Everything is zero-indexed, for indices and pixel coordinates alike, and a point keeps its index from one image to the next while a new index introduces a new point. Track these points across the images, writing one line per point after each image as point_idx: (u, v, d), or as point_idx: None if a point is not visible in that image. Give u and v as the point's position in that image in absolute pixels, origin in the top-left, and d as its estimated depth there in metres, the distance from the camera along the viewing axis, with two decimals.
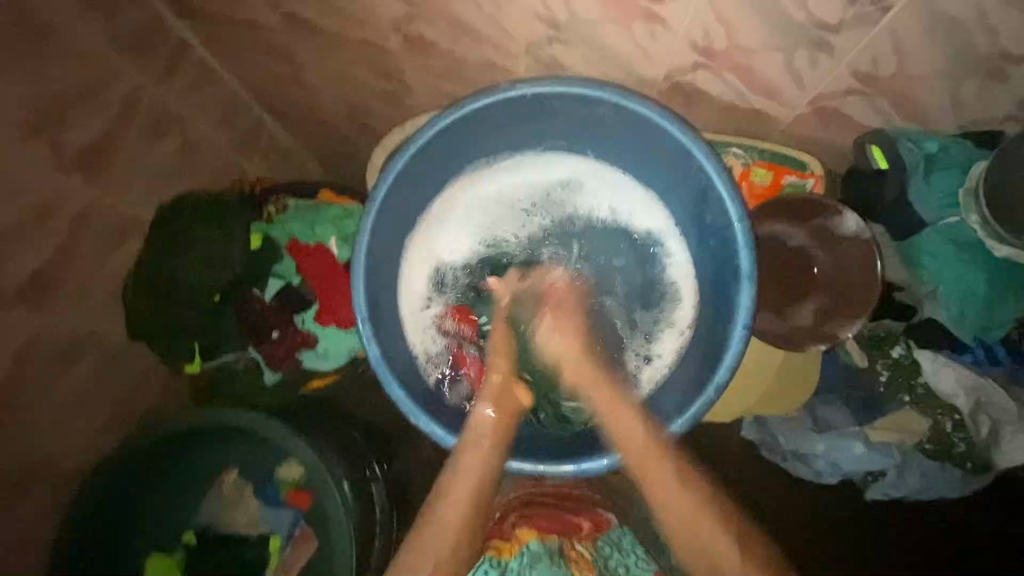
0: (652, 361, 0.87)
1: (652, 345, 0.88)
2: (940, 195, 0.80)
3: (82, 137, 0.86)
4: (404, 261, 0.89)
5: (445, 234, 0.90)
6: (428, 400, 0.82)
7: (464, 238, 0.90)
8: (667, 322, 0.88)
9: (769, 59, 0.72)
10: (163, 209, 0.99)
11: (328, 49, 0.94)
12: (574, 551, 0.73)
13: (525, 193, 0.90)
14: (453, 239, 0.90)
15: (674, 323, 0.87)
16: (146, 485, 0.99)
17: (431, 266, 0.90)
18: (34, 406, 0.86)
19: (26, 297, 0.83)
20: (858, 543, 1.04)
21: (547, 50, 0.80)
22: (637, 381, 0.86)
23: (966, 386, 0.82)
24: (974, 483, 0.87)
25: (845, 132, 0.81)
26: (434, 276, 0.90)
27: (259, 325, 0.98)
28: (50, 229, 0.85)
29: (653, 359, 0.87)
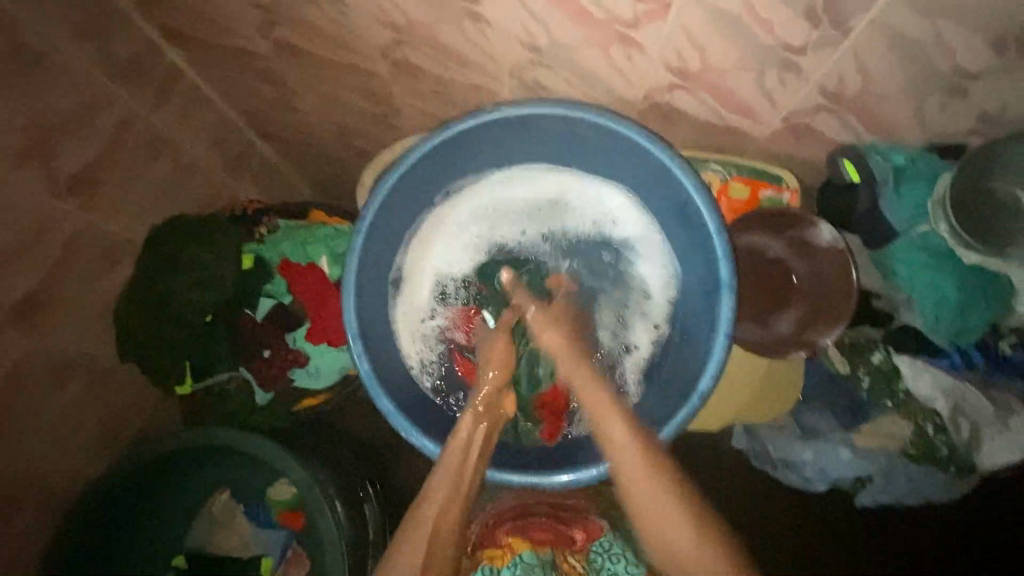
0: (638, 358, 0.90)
1: (640, 348, 0.90)
2: (909, 205, 0.82)
3: (74, 162, 0.87)
4: (404, 276, 0.90)
5: (443, 247, 0.92)
6: (419, 414, 0.83)
7: (461, 251, 0.93)
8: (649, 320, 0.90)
9: (741, 79, 0.75)
10: (155, 233, 1.01)
11: (318, 74, 0.97)
12: (566, 564, 0.76)
13: (519, 206, 0.92)
14: (452, 252, 0.93)
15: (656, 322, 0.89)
16: (134, 511, 0.97)
17: (431, 279, 0.92)
18: (23, 429, 0.86)
19: (16, 322, 0.83)
20: (850, 549, 1.05)
21: (530, 73, 0.83)
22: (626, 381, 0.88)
23: (944, 389, 0.85)
24: (958, 485, 0.89)
25: (816, 146, 0.84)
26: (435, 288, 0.92)
27: (251, 345, 0.99)
28: (43, 253, 0.86)
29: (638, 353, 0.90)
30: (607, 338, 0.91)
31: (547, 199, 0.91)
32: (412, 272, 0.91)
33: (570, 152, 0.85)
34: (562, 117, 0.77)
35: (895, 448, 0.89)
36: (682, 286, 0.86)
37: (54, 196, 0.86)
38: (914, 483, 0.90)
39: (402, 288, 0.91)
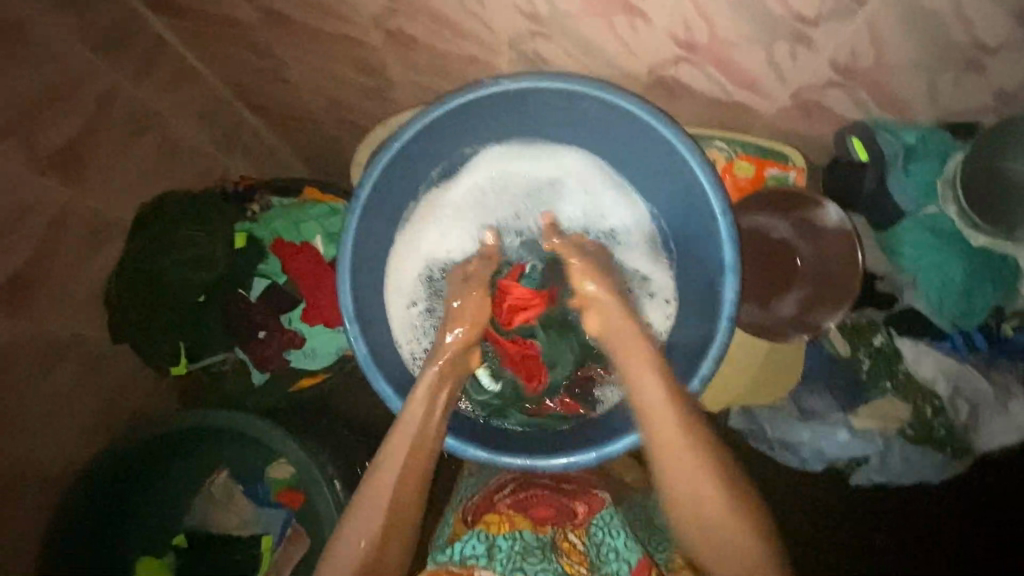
0: None
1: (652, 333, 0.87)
2: (919, 186, 0.81)
3: (58, 137, 0.85)
4: (393, 256, 0.88)
5: (432, 230, 0.90)
6: None
7: (452, 233, 0.91)
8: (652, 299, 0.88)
9: (750, 52, 0.72)
10: (144, 210, 0.98)
11: (309, 44, 0.93)
12: (566, 543, 0.71)
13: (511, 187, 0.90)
14: (442, 234, 0.91)
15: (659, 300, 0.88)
16: (134, 490, 0.98)
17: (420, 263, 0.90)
18: (15, 412, 0.85)
19: (5, 301, 0.81)
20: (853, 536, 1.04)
21: (530, 45, 0.80)
22: (628, 370, 0.87)
23: (945, 370, 0.86)
24: (955, 465, 0.90)
25: (825, 125, 0.81)
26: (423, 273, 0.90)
27: (245, 325, 0.97)
28: (28, 232, 0.83)
29: None
30: None
31: (550, 181, 0.89)
32: (404, 254, 0.89)
33: (571, 129, 0.83)
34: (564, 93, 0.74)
35: (894, 430, 0.89)
36: (683, 268, 0.84)
37: (37, 172, 0.83)
38: (910, 464, 0.91)
39: (399, 268, 0.89)
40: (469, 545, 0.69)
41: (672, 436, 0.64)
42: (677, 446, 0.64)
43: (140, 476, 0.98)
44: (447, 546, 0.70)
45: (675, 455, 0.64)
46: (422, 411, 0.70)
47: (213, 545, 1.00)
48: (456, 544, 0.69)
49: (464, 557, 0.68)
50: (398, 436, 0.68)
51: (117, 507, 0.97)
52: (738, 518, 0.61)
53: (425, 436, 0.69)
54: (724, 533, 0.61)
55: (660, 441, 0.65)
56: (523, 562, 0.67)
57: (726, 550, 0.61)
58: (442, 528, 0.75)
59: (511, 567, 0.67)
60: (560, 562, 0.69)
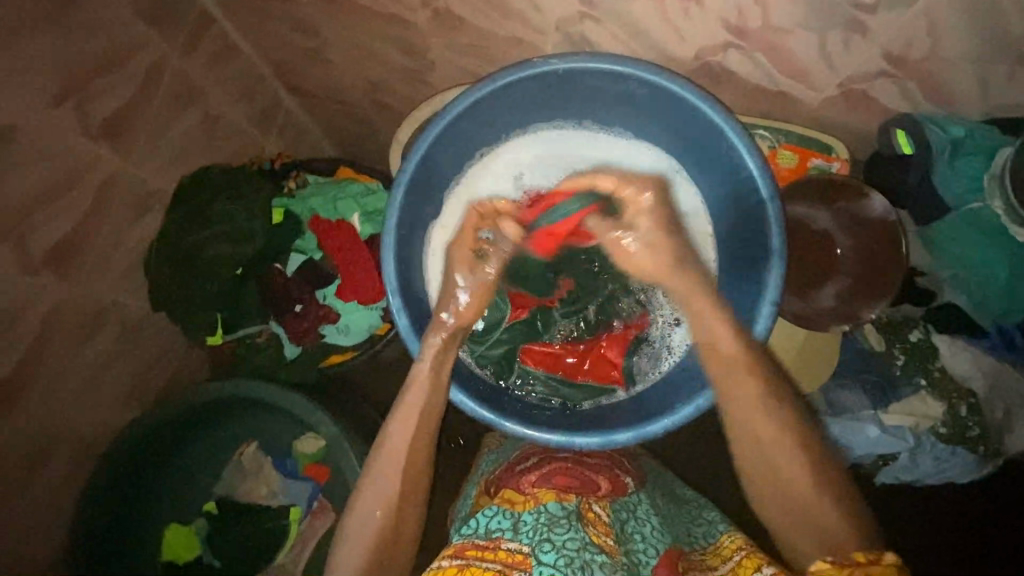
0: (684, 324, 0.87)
1: None
2: (965, 180, 0.80)
3: (107, 105, 0.86)
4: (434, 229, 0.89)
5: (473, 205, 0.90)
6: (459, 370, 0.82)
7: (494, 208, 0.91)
8: None
9: (801, 39, 0.72)
10: (186, 182, 1.00)
11: (354, 23, 0.93)
12: (591, 513, 0.68)
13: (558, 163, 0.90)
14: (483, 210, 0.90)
15: None
16: (168, 456, 1.01)
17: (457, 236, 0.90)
18: (57, 373, 0.87)
19: (51, 264, 0.83)
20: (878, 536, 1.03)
21: (577, 27, 0.80)
22: (668, 353, 0.87)
23: (983, 368, 0.85)
24: (986, 467, 0.89)
25: (870, 116, 0.81)
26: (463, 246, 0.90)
27: (281, 298, 0.98)
28: (75, 197, 0.85)
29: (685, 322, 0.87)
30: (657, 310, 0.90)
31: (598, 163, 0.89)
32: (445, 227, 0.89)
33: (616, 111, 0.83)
34: (618, 75, 0.75)
35: (926, 427, 0.87)
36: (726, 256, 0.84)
37: (87, 138, 0.84)
38: (941, 464, 0.89)
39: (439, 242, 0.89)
40: (495, 519, 0.68)
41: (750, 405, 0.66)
42: (758, 415, 0.65)
43: (173, 441, 1.00)
44: (474, 519, 0.70)
45: (754, 422, 0.65)
46: (429, 387, 0.72)
47: (239, 516, 1.01)
48: (482, 519, 0.69)
49: (491, 530, 0.67)
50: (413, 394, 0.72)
51: (151, 470, 1.00)
52: (816, 483, 0.62)
53: (432, 410, 0.72)
54: (801, 497, 0.62)
55: (732, 402, 0.67)
56: (549, 532, 0.64)
57: (804, 518, 0.61)
58: (466, 501, 0.80)
59: (539, 537, 0.64)
60: (587, 531, 0.65)
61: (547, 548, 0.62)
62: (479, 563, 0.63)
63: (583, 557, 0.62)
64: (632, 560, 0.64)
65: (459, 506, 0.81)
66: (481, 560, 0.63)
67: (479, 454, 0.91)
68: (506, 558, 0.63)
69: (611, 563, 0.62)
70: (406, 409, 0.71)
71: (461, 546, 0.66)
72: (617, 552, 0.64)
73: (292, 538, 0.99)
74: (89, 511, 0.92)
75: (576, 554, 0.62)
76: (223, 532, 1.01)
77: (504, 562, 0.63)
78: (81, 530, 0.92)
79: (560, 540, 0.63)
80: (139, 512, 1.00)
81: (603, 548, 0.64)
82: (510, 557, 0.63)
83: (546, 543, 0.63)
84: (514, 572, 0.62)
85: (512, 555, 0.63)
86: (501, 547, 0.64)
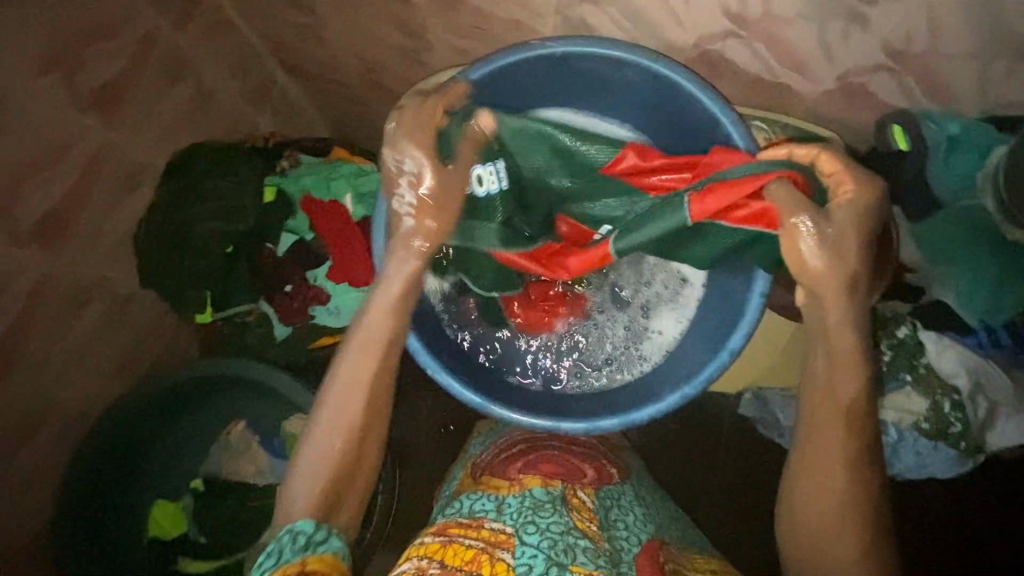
0: (652, 336, 0.87)
1: (663, 334, 0.87)
2: (958, 177, 0.81)
3: (97, 77, 0.85)
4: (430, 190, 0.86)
5: None
6: (446, 354, 0.83)
7: None
8: (671, 300, 0.87)
9: (801, 29, 0.71)
10: (178, 157, 0.98)
11: (351, 0, 0.92)
12: (576, 499, 0.69)
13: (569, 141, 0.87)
14: None
15: (679, 302, 0.87)
16: (155, 430, 1.01)
17: None
18: (43, 347, 0.86)
19: (38, 236, 0.82)
20: None
21: (576, 11, 0.80)
22: (637, 361, 0.87)
23: (967, 365, 0.86)
24: (967, 463, 0.90)
25: (867, 111, 0.81)
26: None
27: (272, 277, 0.98)
28: (63, 169, 0.84)
29: (652, 335, 0.87)
30: (627, 321, 0.89)
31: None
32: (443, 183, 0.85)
33: (613, 97, 0.83)
34: (618, 60, 0.74)
35: (909, 422, 0.88)
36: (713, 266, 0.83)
37: (75, 108, 0.83)
38: (923, 459, 0.91)
39: None
40: (479, 502, 0.69)
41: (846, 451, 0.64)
42: (840, 464, 0.64)
43: (162, 414, 1.00)
44: (458, 501, 0.70)
45: (835, 473, 0.63)
46: (392, 317, 0.71)
47: (225, 495, 1.01)
48: (467, 501, 0.70)
49: (473, 511, 0.67)
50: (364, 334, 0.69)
51: (138, 443, 1.00)
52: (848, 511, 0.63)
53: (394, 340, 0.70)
54: (820, 507, 0.64)
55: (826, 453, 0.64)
56: (533, 515, 0.65)
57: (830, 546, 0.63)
58: (452, 482, 0.81)
59: (522, 519, 0.64)
60: (571, 516, 0.66)
61: (531, 530, 0.63)
62: (461, 539, 0.62)
63: (567, 540, 0.62)
64: (614, 546, 0.65)
65: (445, 490, 0.81)
66: (463, 537, 0.63)
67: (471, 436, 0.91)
68: (488, 537, 0.63)
69: (593, 548, 0.62)
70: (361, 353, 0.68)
71: (444, 525, 0.65)
72: (600, 538, 0.65)
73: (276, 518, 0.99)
74: (77, 475, 0.92)
75: (559, 536, 0.62)
76: (210, 510, 1.01)
77: (487, 540, 0.62)
78: (62, 514, 0.91)
79: (545, 524, 0.63)
80: (127, 485, 1.01)
81: (586, 533, 0.64)
82: (493, 536, 0.63)
83: (530, 525, 0.63)
84: (498, 551, 0.61)
85: (495, 534, 0.63)
86: (484, 525, 0.64)
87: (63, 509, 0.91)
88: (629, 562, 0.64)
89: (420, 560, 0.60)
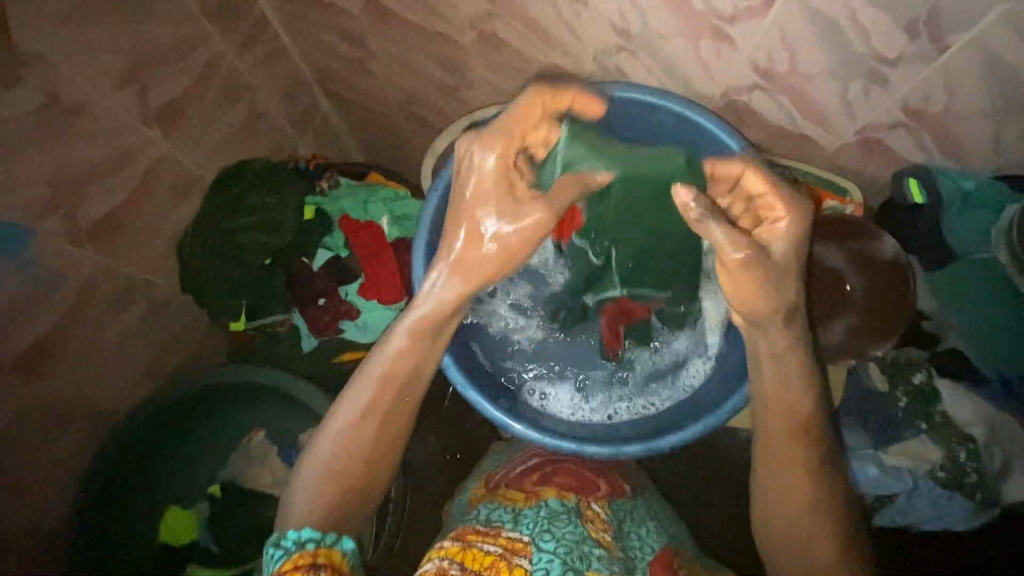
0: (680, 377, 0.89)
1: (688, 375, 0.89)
2: (972, 231, 0.85)
3: (163, 93, 0.91)
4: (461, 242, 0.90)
5: None
6: (487, 383, 0.85)
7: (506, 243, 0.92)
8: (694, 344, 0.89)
9: (825, 85, 0.76)
10: (228, 171, 1.04)
11: (402, 39, 0.99)
12: (590, 510, 0.70)
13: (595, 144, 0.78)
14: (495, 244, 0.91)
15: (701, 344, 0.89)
16: (180, 433, 1.03)
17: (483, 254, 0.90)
18: (85, 343, 0.90)
19: (95, 237, 0.87)
20: None
21: (613, 59, 0.86)
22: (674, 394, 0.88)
23: (983, 416, 0.87)
24: (982, 516, 0.90)
25: (884, 164, 0.85)
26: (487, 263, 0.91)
27: (306, 290, 1.02)
28: (125, 177, 0.89)
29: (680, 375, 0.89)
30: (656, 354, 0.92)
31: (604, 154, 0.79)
32: None
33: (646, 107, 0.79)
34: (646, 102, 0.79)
35: (925, 471, 0.88)
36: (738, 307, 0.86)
37: (141, 122, 0.89)
38: (938, 510, 0.90)
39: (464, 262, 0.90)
40: (496, 513, 0.69)
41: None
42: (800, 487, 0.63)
43: (189, 417, 1.03)
44: (475, 511, 0.70)
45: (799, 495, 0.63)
46: (420, 345, 0.66)
47: (236, 503, 1.01)
48: (485, 512, 0.69)
49: (491, 519, 0.67)
50: (384, 356, 0.65)
51: (162, 446, 1.02)
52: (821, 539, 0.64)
53: (418, 368, 0.66)
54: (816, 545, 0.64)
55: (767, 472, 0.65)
56: (550, 524, 0.65)
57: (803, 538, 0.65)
58: (464, 494, 0.80)
59: (538, 528, 0.64)
60: (585, 526, 0.66)
61: (548, 537, 0.62)
62: (480, 545, 0.61)
63: (583, 548, 0.62)
64: (628, 554, 0.65)
65: (456, 503, 0.80)
66: (482, 542, 0.61)
67: (486, 452, 0.92)
68: (507, 543, 0.62)
69: (607, 556, 0.63)
70: (395, 358, 0.65)
71: (461, 529, 0.63)
72: (614, 547, 0.65)
73: None
74: (95, 476, 0.95)
75: (575, 544, 0.62)
76: (221, 517, 1.00)
77: (506, 547, 0.62)
78: (86, 510, 0.94)
79: (561, 532, 0.63)
80: (151, 487, 1.02)
81: (601, 542, 0.65)
82: (511, 543, 0.62)
83: (546, 532, 0.63)
84: (516, 557, 0.60)
85: (513, 541, 0.63)
86: (502, 534, 0.64)
87: (87, 508, 0.94)
88: (643, 568, 0.65)
89: (442, 562, 0.58)
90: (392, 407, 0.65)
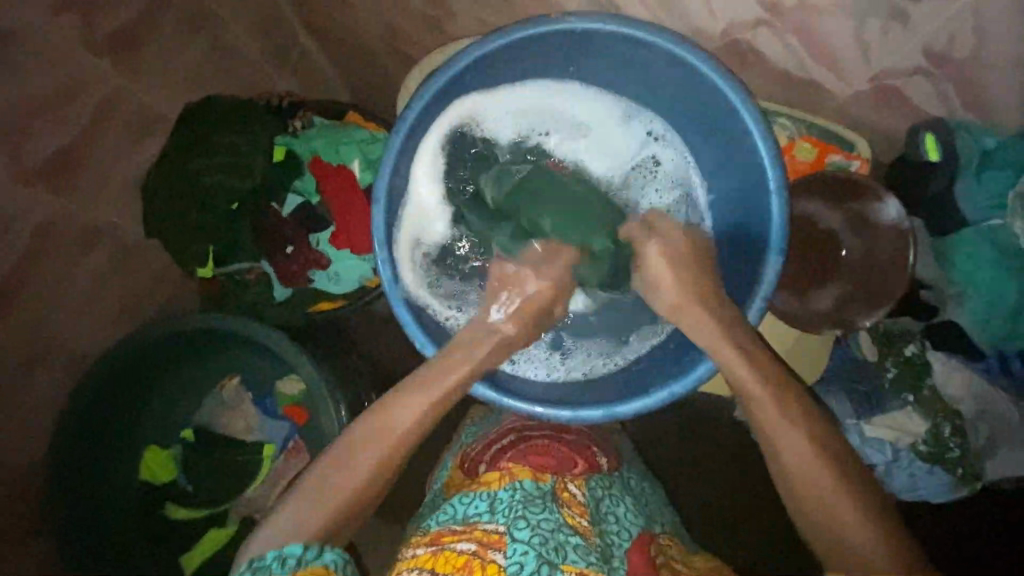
0: None
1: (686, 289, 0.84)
2: (989, 196, 0.78)
3: (116, 19, 0.85)
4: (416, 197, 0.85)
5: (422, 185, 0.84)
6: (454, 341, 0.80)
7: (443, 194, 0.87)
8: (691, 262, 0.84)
9: (839, 23, 0.68)
10: (191, 107, 0.96)
11: None
12: (566, 492, 0.68)
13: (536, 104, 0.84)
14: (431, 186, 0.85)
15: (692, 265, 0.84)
16: (155, 377, 1.02)
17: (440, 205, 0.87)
18: (50, 286, 0.89)
19: (48, 176, 0.84)
20: None
21: None
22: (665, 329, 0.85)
23: (973, 392, 0.83)
24: (957, 491, 0.86)
25: (900, 116, 0.77)
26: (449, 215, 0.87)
27: (274, 235, 0.98)
28: (77, 111, 0.85)
29: None
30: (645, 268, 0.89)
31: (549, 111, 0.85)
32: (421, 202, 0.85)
33: (523, 60, 0.77)
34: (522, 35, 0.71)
35: (905, 442, 0.85)
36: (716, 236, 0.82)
37: (90, 51, 0.83)
38: (915, 481, 0.87)
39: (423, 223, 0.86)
40: (472, 503, 0.67)
41: (787, 446, 0.63)
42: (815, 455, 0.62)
43: (163, 362, 1.02)
44: (450, 504, 0.68)
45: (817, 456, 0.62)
46: (450, 385, 0.69)
47: (217, 446, 1.03)
48: (460, 503, 0.67)
49: (467, 515, 0.65)
50: (426, 385, 0.68)
51: (137, 389, 1.01)
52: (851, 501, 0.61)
53: (445, 400, 0.69)
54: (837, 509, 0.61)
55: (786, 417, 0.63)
56: (524, 510, 0.64)
57: (819, 493, 0.61)
58: (441, 472, 0.80)
59: (513, 515, 0.63)
60: (561, 512, 0.65)
61: (522, 526, 0.62)
62: (452, 546, 0.62)
63: (557, 538, 0.62)
64: (605, 542, 0.65)
65: (436, 479, 0.80)
66: (456, 543, 0.62)
67: (461, 426, 0.89)
68: (482, 538, 0.62)
69: (584, 544, 0.63)
70: (426, 393, 0.67)
71: (436, 533, 0.64)
72: (592, 533, 0.65)
73: (262, 473, 1.02)
74: (73, 420, 0.94)
75: (550, 533, 0.62)
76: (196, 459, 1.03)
77: (480, 542, 0.62)
78: (61, 453, 0.94)
79: (535, 520, 0.63)
80: (130, 427, 1.03)
81: (578, 529, 0.64)
82: (486, 536, 0.62)
83: (521, 520, 0.62)
84: (491, 553, 0.61)
85: (488, 534, 0.62)
86: (478, 530, 0.63)
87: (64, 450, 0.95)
88: (620, 557, 0.65)
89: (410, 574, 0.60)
90: (420, 433, 0.67)
